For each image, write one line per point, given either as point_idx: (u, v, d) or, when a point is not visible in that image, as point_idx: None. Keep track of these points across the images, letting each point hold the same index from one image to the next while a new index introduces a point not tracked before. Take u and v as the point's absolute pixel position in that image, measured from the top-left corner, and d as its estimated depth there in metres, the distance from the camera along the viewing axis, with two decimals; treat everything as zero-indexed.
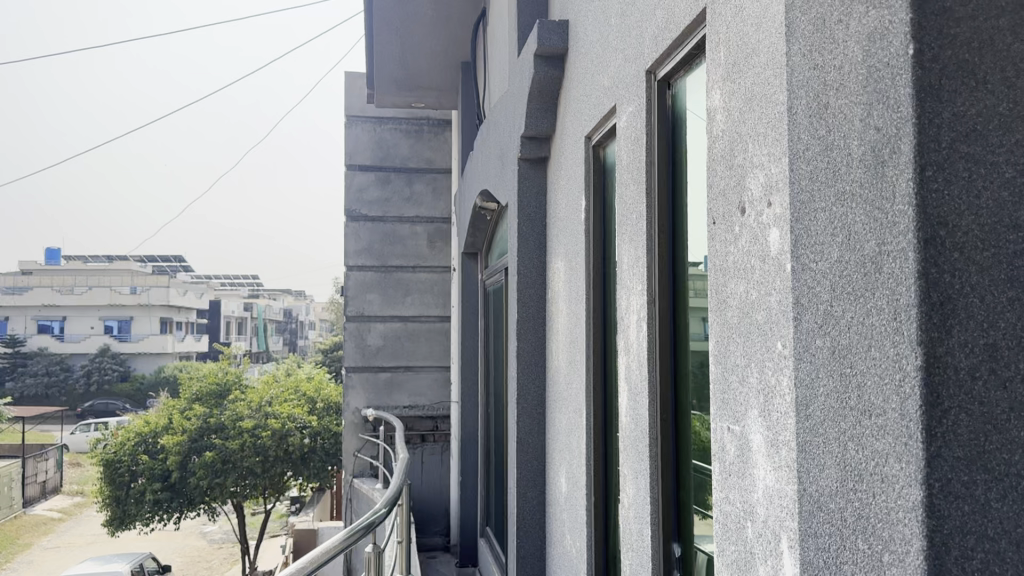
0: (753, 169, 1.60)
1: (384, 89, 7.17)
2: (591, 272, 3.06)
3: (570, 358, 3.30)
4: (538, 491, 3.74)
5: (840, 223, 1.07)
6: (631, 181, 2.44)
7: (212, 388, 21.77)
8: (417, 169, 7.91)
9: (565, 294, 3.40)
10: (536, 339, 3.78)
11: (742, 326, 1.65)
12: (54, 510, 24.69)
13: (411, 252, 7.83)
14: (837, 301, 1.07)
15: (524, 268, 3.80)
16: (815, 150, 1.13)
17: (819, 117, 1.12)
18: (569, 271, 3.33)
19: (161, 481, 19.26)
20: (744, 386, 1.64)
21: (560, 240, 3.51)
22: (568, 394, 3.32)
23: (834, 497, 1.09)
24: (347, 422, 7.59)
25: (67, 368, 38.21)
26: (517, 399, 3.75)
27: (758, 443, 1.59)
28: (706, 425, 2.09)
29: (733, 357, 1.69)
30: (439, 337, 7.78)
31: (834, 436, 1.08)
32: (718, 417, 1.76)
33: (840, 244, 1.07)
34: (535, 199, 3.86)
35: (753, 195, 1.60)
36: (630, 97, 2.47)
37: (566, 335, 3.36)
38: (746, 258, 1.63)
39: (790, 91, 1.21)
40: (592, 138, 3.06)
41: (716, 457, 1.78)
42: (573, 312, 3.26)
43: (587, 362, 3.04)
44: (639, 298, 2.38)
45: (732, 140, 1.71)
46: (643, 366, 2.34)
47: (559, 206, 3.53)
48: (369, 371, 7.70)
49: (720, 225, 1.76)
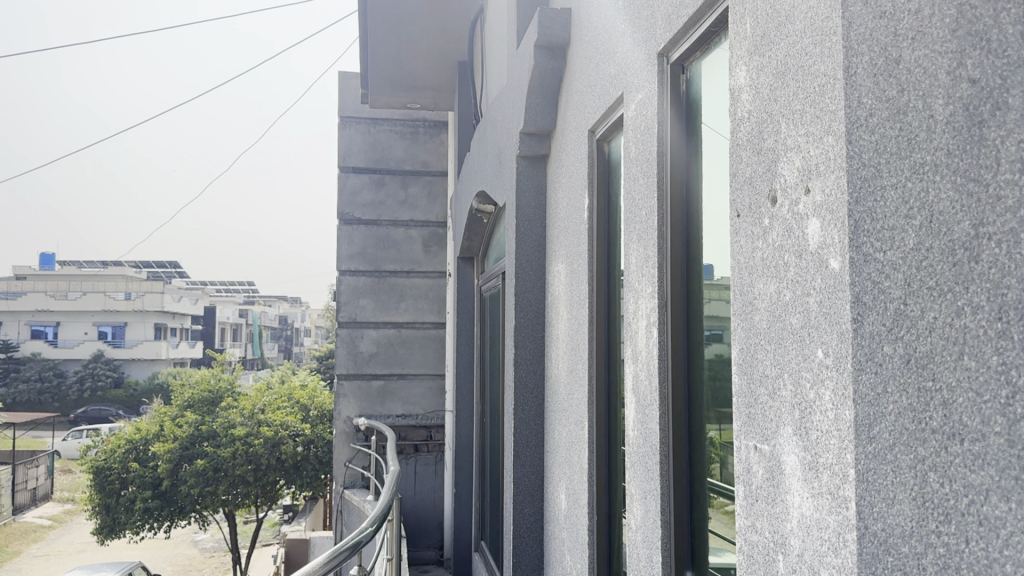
0: (786, 153, 1.41)
1: (379, 90, 6.98)
2: (595, 274, 2.86)
3: (571, 367, 3.10)
4: (536, 507, 3.53)
5: (919, 215, 0.99)
6: (641, 175, 2.25)
7: (204, 396, 21.50)
8: (412, 171, 7.71)
9: (566, 298, 3.20)
10: (534, 346, 3.58)
11: (772, 332, 1.45)
12: (43, 518, 24.34)
13: (406, 257, 7.63)
14: (915, 302, 0.99)
15: (521, 272, 3.60)
16: (886, 134, 1.04)
17: (890, 97, 1.04)
18: (571, 274, 3.13)
19: (152, 489, 18.96)
20: (775, 400, 1.44)
21: (560, 241, 3.31)
22: (569, 405, 3.12)
23: (907, 525, 0.98)
24: (338, 431, 7.38)
25: (58, 374, 37.85)
26: (513, 411, 3.54)
27: (792, 465, 1.39)
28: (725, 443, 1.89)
29: (760, 366, 1.49)
30: (434, 344, 7.58)
31: (909, 454, 0.98)
32: (743, 435, 1.57)
33: (920, 240, 0.98)
34: (534, 199, 3.66)
35: (786, 182, 1.41)
36: (640, 83, 2.27)
37: (567, 342, 3.16)
38: (778, 253, 1.44)
39: (846, 68, 1.12)
40: (596, 132, 2.86)
41: (741, 479, 1.58)
42: (575, 318, 3.06)
43: (589, 371, 2.84)
44: (649, 302, 2.18)
45: (760, 122, 1.51)
46: (653, 377, 2.13)
47: (559, 205, 3.34)
48: (361, 379, 7.48)
49: (745, 217, 1.56)
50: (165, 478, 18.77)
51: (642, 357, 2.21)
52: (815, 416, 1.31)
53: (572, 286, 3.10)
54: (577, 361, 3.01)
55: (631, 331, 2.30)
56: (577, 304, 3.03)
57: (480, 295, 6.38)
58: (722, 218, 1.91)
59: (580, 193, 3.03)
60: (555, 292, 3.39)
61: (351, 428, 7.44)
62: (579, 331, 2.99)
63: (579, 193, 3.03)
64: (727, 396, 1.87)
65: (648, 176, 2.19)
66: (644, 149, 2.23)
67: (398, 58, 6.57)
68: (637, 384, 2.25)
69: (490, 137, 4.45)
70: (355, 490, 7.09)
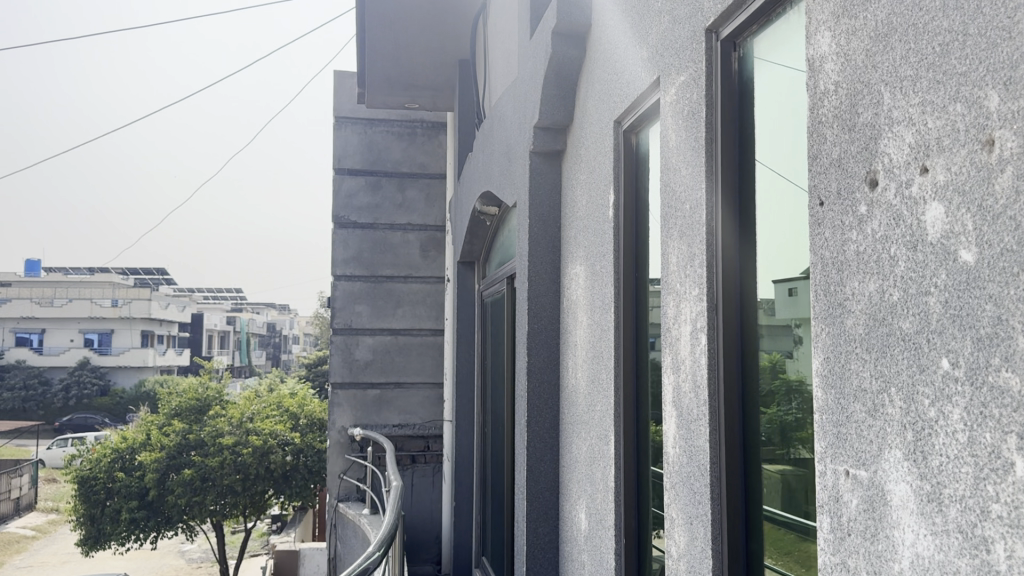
0: (893, 127, 1.21)
1: (376, 89, 6.75)
2: (621, 276, 2.63)
3: (592, 377, 2.87)
4: (551, 525, 3.32)
5: None
6: (683, 165, 2.03)
7: (192, 404, 21.17)
8: (410, 174, 7.48)
9: (586, 303, 2.98)
10: (548, 354, 3.37)
11: (873, 338, 1.24)
12: (27, 528, 23.93)
13: (403, 262, 7.40)
14: None
15: (535, 274, 3.38)
16: None
17: None
18: (591, 278, 2.91)
19: (137, 499, 18.61)
20: (878, 418, 1.22)
21: (579, 242, 3.09)
22: (589, 418, 2.89)
23: None
24: (332, 442, 7.14)
25: (44, 382, 37.37)
26: (526, 423, 3.31)
27: (901, 495, 1.18)
28: (790, 464, 1.68)
29: (856, 379, 1.28)
30: (431, 352, 7.35)
31: None
32: (829, 458, 1.35)
33: None
34: (548, 198, 3.43)
35: (893, 161, 1.20)
36: (682, 63, 2.05)
37: (588, 351, 2.94)
38: (885, 243, 1.22)
39: (1010, 39, 0.98)
40: (622, 122, 2.65)
41: (826, 509, 1.36)
42: (597, 325, 2.84)
43: (616, 382, 2.62)
44: (693, 306, 1.95)
45: (853, 93, 1.31)
46: (700, 390, 1.91)
47: (578, 203, 3.12)
48: (357, 388, 7.24)
49: (833, 204, 1.35)
50: (151, 488, 18.43)
51: (685, 367, 1.99)
52: (938, 439, 1.10)
53: (593, 290, 2.88)
54: (600, 372, 2.79)
55: (671, 338, 2.08)
56: (600, 310, 2.81)
57: (481, 302, 6.16)
58: (786, 212, 1.69)
59: (603, 189, 2.80)
60: (573, 296, 3.17)
61: (346, 439, 7.19)
62: (603, 338, 2.77)
63: (603, 190, 2.80)
64: (794, 411, 1.65)
65: (694, 165, 1.96)
66: (688, 134, 2.00)
67: (396, 56, 6.34)
68: (678, 396, 2.03)
69: (497, 135, 4.23)
70: (350, 503, 6.85)
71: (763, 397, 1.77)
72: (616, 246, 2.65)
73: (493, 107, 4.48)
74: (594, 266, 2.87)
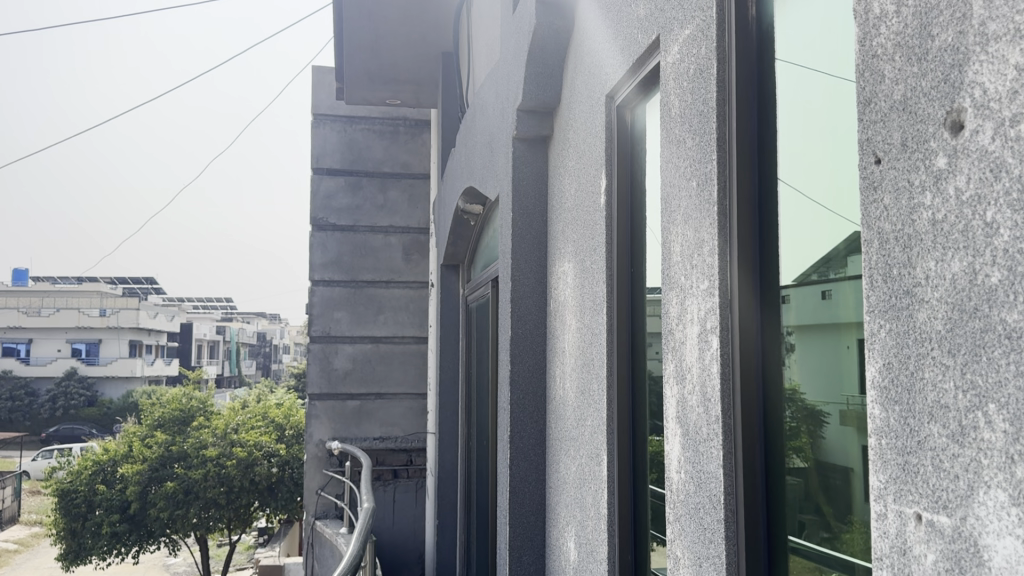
0: (987, 47, 0.88)
1: (356, 84, 6.42)
2: (614, 272, 2.30)
3: (582, 390, 2.54)
4: (536, 553, 2.98)
5: None
6: (688, 133, 1.69)
7: (176, 415, 20.78)
8: (392, 174, 7.15)
9: (575, 305, 2.64)
10: (533, 363, 3.03)
11: (962, 336, 0.91)
12: (9, 542, 23.47)
13: (385, 265, 7.06)
14: None
15: (519, 273, 3.06)
16: None
17: None
18: (581, 275, 2.58)
19: (119, 513, 18.17)
20: (969, 448, 0.90)
21: (567, 235, 2.76)
22: (579, 435, 2.55)
23: None
24: (310, 456, 6.78)
25: (29, 393, 36.85)
26: (509, 439, 2.98)
27: (1005, 558, 0.84)
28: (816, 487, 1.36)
29: (934, 393, 0.95)
30: (415, 360, 7.00)
31: None
32: (894, 497, 1.02)
33: None
34: (532, 189, 3.10)
35: (988, 95, 0.88)
36: (685, 15, 1.73)
37: (577, 359, 2.60)
38: (976, 206, 0.89)
39: None
40: (616, 96, 2.32)
41: (888, 565, 1.03)
42: (587, 329, 2.50)
43: (609, 394, 2.28)
44: (700, 302, 1.62)
45: (923, 12, 0.98)
46: (710, 402, 1.57)
47: (566, 192, 2.79)
48: (336, 399, 6.89)
49: (897, 160, 1.03)
50: (133, 502, 18.00)
51: (691, 379, 1.65)
52: None
53: (583, 289, 2.54)
54: (591, 382, 2.45)
55: (673, 342, 1.75)
56: (590, 311, 2.47)
57: (465, 307, 5.83)
58: (815, 180, 1.37)
59: (593, 175, 2.46)
60: (561, 297, 2.84)
61: (324, 453, 6.84)
62: (594, 345, 2.43)
63: (593, 176, 2.47)
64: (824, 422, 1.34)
65: (702, 132, 1.63)
66: (695, 97, 1.67)
67: (375, 49, 6.02)
68: (683, 412, 1.70)
69: (478, 125, 3.92)
70: (328, 521, 6.49)
71: (791, 409, 1.44)
72: (609, 238, 2.32)
73: (475, 96, 4.16)
74: (583, 262, 2.54)
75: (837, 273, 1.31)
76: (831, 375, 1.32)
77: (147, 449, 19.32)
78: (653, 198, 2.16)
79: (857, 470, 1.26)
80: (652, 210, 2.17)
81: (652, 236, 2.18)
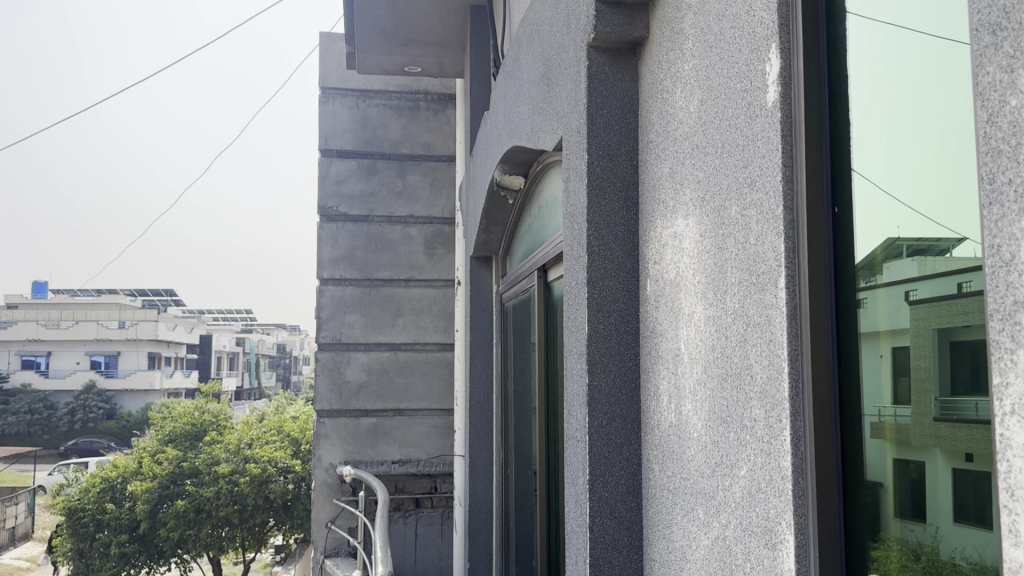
0: None
1: (367, 49, 5.48)
2: (803, 220, 1.32)
3: (720, 423, 1.57)
4: None
5: None
6: None
7: (187, 429, 20.36)
8: (411, 155, 6.23)
9: (704, 285, 1.66)
10: (622, 372, 2.07)
11: None
12: (22, 560, 23.03)
13: (404, 261, 6.14)
14: None
15: (598, 243, 2.10)
16: None
17: None
18: (718, 233, 1.59)
19: (128, 533, 17.34)
20: None
21: (687, 173, 1.77)
22: (725, 497, 1.55)
23: None
24: (319, 483, 5.88)
25: (46, 407, 36.47)
26: (588, 486, 2.02)
27: None
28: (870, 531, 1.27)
29: None
30: (439, 371, 6.08)
31: None
32: None
33: None
34: (615, 119, 2.13)
35: None
36: None
37: (713, 374, 1.61)
38: None
39: None
40: None
41: None
42: (737, 320, 1.50)
43: (806, 425, 1.30)
44: None
45: None
46: None
47: (676, 112, 1.84)
48: (348, 416, 5.98)
49: None
50: (142, 521, 17.22)
51: None
52: None
53: (729, 254, 1.54)
54: (751, 409, 1.45)
55: None
56: (738, 294, 1.50)
57: (502, 307, 4.91)
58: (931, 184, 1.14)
59: (742, 66, 1.50)
60: (672, 278, 1.86)
61: (335, 479, 5.95)
62: (749, 347, 1.46)
63: (742, 64, 1.50)
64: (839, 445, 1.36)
65: None
66: None
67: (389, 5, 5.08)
68: None
69: (526, 57, 2.96)
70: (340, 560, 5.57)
71: None
72: (785, 160, 1.35)
73: (520, 27, 3.23)
74: (724, 213, 1.56)
75: (869, 282, 1.27)
76: (852, 382, 1.30)
77: (157, 466, 18.60)
78: (875, 85, 1.26)
79: (888, 485, 1.24)
80: (874, 105, 1.26)
81: (869, 146, 1.27)
